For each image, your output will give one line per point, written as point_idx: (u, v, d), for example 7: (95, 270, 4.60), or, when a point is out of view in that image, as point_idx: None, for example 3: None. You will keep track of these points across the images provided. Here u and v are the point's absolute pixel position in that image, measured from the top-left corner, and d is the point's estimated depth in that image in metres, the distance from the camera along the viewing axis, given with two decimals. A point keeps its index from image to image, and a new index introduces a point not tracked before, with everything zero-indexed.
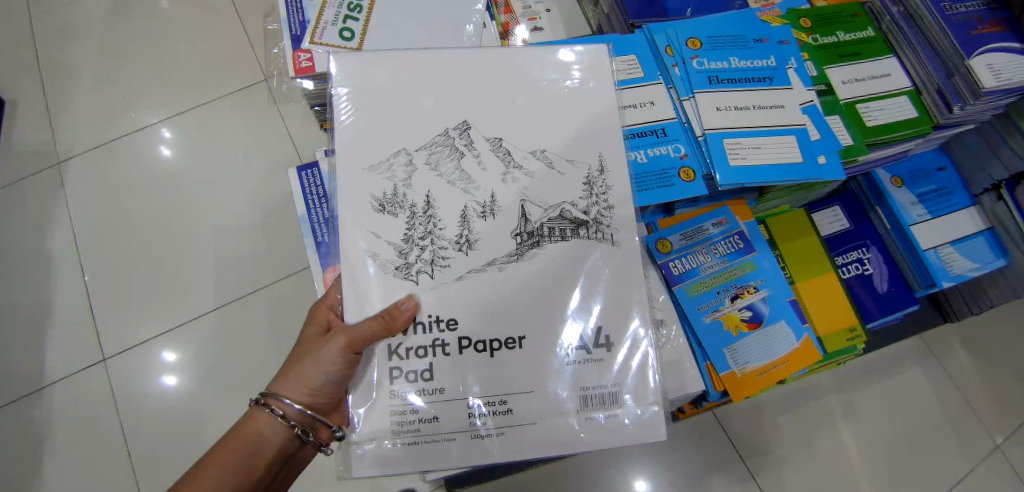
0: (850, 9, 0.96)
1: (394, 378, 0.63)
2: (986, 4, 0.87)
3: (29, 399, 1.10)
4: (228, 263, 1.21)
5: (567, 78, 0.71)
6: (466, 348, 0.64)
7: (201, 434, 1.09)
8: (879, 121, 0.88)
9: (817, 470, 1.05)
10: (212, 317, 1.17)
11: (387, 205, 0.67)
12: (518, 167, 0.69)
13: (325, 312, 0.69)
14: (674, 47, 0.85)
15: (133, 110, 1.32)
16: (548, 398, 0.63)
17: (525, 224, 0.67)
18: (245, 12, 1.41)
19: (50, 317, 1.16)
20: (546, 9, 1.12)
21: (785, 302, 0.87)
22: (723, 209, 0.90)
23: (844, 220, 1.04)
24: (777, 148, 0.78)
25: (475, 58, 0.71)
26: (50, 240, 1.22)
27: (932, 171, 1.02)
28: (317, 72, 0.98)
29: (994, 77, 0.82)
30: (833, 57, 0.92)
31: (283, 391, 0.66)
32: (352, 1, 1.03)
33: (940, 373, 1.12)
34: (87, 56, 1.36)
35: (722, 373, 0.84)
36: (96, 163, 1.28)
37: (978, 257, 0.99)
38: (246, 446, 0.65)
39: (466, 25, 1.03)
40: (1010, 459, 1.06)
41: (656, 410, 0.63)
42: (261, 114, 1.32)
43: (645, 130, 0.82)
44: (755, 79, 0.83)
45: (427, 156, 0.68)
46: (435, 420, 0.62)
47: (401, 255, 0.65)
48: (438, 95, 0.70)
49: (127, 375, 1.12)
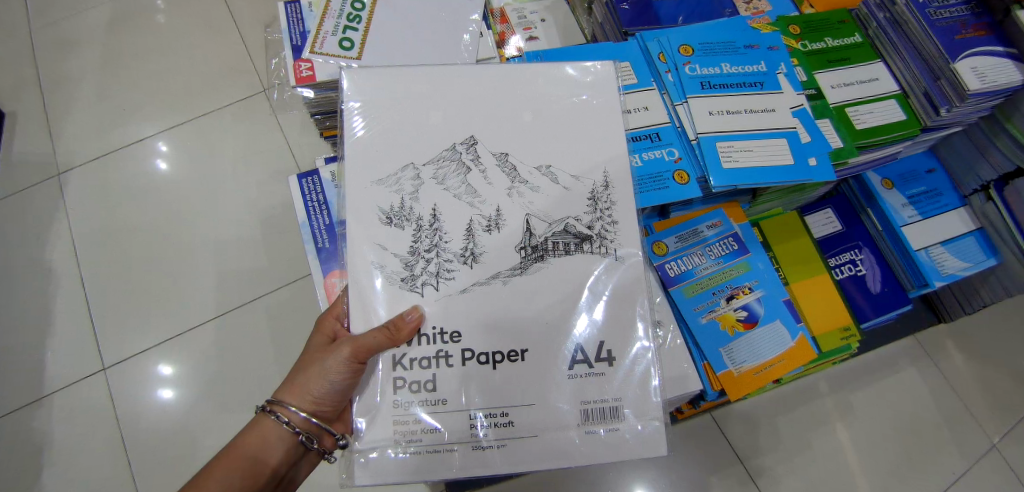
0: (839, 16, 0.98)
1: (397, 388, 0.63)
2: (971, 8, 0.88)
3: (28, 410, 1.10)
4: (229, 274, 1.21)
5: (579, 93, 0.73)
6: (470, 359, 0.65)
7: (200, 442, 1.09)
8: (868, 124, 0.90)
9: (815, 470, 1.06)
10: (212, 327, 1.17)
11: (394, 217, 0.68)
12: (524, 182, 0.70)
13: (331, 323, 0.70)
14: (666, 54, 0.87)
15: (131, 122, 1.32)
16: (550, 412, 0.64)
17: (530, 238, 0.68)
18: (243, 24, 1.42)
19: (49, 327, 1.16)
20: (541, 19, 1.13)
21: (780, 303, 0.88)
22: (717, 211, 0.92)
23: (837, 222, 1.06)
24: (770, 152, 0.80)
25: (481, 76, 0.73)
26: (50, 250, 1.22)
27: (922, 173, 1.04)
28: (318, 81, 0.99)
29: (979, 80, 0.83)
30: (822, 62, 0.94)
31: (288, 399, 0.66)
32: (352, 12, 1.04)
33: (936, 374, 1.14)
34: (85, 67, 1.37)
35: (719, 372, 0.86)
36: (94, 174, 1.28)
37: (969, 256, 1.00)
38: (251, 453, 0.65)
39: (462, 35, 1.04)
40: (1006, 459, 1.07)
41: (657, 425, 0.64)
42: (261, 124, 1.33)
43: (640, 134, 0.83)
44: (746, 84, 0.84)
45: (433, 171, 0.70)
46: (439, 433, 0.63)
47: (406, 267, 0.67)
48: (445, 112, 0.71)
49: (127, 385, 1.13)
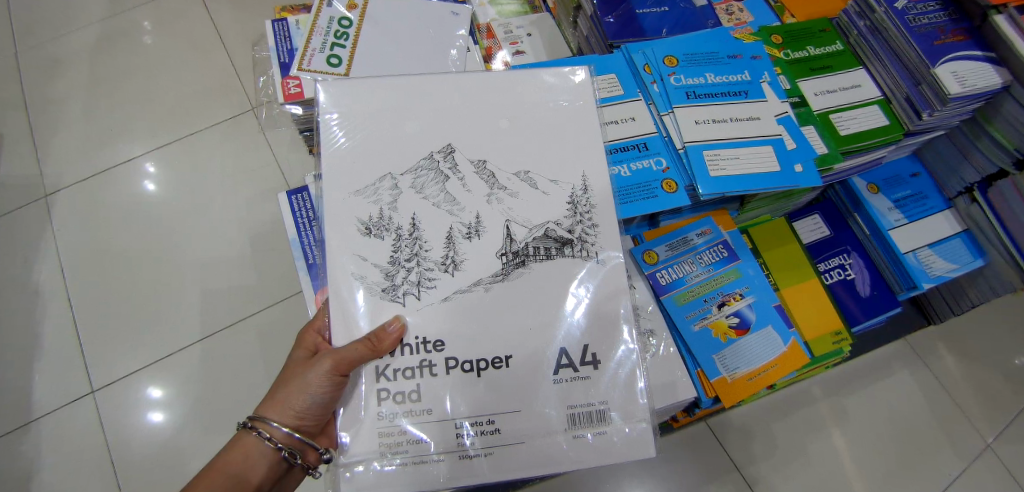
0: (819, 26, 1.00)
1: (380, 399, 0.63)
2: (948, 15, 0.90)
3: (15, 435, 1.09)
4: (218, 292, 1.21)
5: (558, 99, 0.74)
6: (454, 367, 0.64)
7: (189, 461, 1.08)
8: (851, 130, 0.91)
9: (810, 475, 1.05)
10: (202, 345, 1.17)
11: (373, 228, 0.68)
12: (503, 189, 0.70)
13: (312, 337, 0.69)
14: (651, 65, 0.88)
15: (120, 143, 1.33)
16: (536, 417, 0.63)
17: (510, 244, 0.68)
18: (232, 43, 1.44)
19: (37, 350, 1.15)
20: (527, 34, 1.14)
21: (771, 308, 0.88)
22: (706, 219, 0.92)
23: (825, 227, 1.07)
24: (755, 158, 0.81)
25: (459, 84, 0.73)
26: (38, 272, 1.21)
27: (907, 177, 1.05)
28: (306, 97, 1.00)
29: (959, 84, 0.84)
30: (805, 71, 0.95)
31: (270, 415, 0.66)
32: (339, 29, 1.06)
33: (929, 376, 1.13)
34: (73, 90, 1.38)
35: (713, 379, 0.86)
36: (82, 195, 1.28)
37: (956, 257, 1.01)
38: (234, 471, 0.64)
39: (450, 50, 1.07)
40: (1001, 459, 1.06)
41: (645, 427, 0.64)
42: (250, 142, 1.34)
43: (627, 144, 0.83)
44: (730, 93, 0.85)
45: (411, 180, 0.70)
46: (423, 442, 0.62)
47: (387, 277, 0.66)
48: (423, 121, 0.72)
49: (116, 407, 1.11)
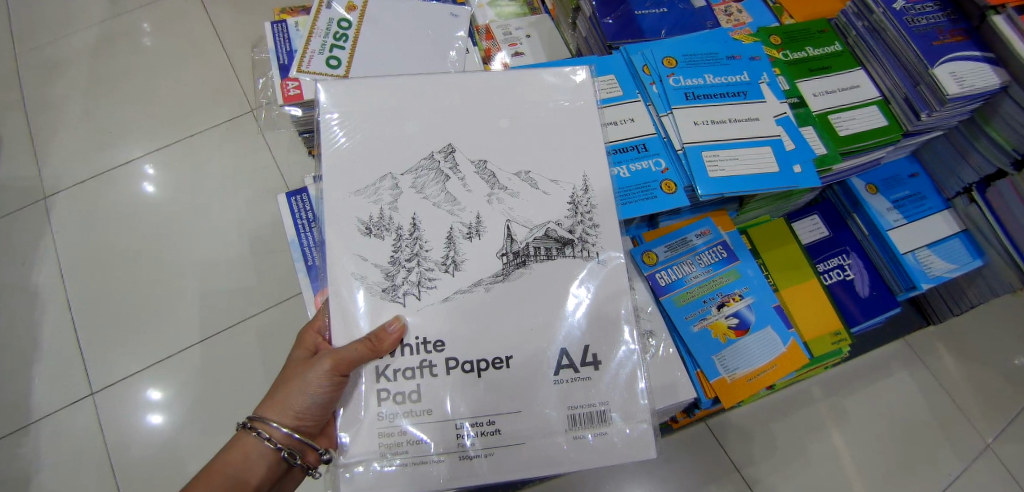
0: (817, 26, 1.00)
1: (381, 400, 0.63)
2: (947, 15, 0.90)
3: (14, 437, 1.08)
4: (217, 293, 1.21)
5: (559, 99, 0.74)
6: (454, 368, 0.64)
7: (188, 463, 1.07)
8: (850, 130, 0.91)
9: (810, 476, 1.05)
10: (201, 346, 1.16)
11: (374, 228, 0.68)
12: (503, 189, 0.70)
13: (312, 337, 0.69)
14: (651, 66, 0.88)
15: (119, 144, 1.33)
16: (536, 418, 0.63)
17: (510, 244, 0.68)
18: (231, 45, 1.44)
19: (36, 351, 1.15)
20: (526, 35, 1.15)
21: (770, 308, 0.88)
22: (705, 220, 0.92)
23: (824, 228, 1.07)
24: (754, 159, 0.81)
25: (459, 84, 0.73)
26: (37, 274, 1.21)
27: (905, 178, 1.05)
28: (305, 99, 1.00)
29: (958, 84, 0.85)
30: (804, 72, 0.95)
31: (269, 415, 0.66)
32: (338, 30, 1.06)
33: (928, 376, 1.13)
34: (73, 91, 1.38)
35: (712, 380, 0.86)
36: (81, 196, 1.28)
37: (955, 258, 1.01)
38: (233, 471, 0.64)
39: (449, 51, 1.07)
40: (1001, 459, 1.06)
41: (646, 428, 0.64)
42: (249, 144, 1.34)
43: (626, 145, 0.83)
44: (730, 93, 0.85)
45: (411, 180, 0.70)
46: (423, 443, 0.62)
47: (387, 277, 0.66)
48: (424, 121, 0.72)
49: (115, 408, 1.11)
